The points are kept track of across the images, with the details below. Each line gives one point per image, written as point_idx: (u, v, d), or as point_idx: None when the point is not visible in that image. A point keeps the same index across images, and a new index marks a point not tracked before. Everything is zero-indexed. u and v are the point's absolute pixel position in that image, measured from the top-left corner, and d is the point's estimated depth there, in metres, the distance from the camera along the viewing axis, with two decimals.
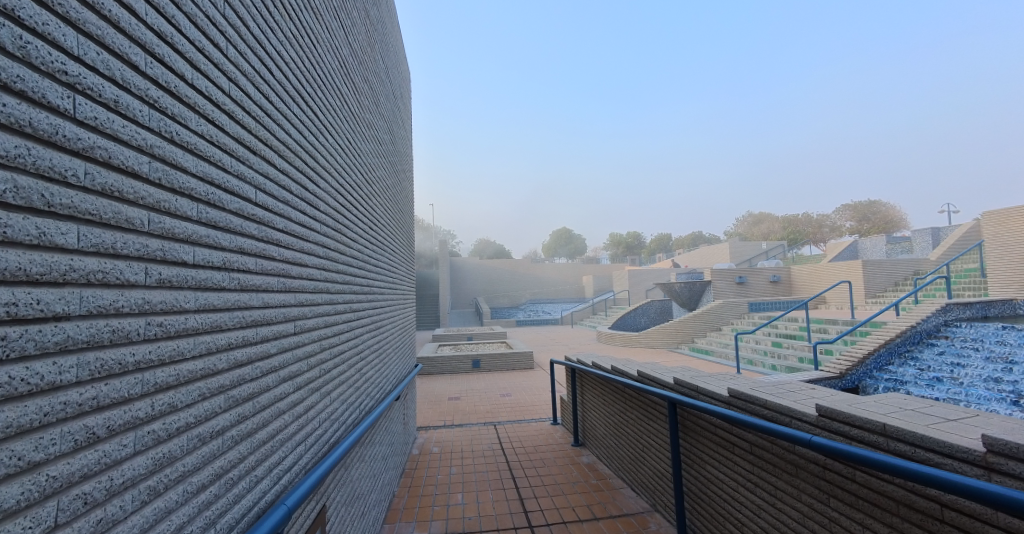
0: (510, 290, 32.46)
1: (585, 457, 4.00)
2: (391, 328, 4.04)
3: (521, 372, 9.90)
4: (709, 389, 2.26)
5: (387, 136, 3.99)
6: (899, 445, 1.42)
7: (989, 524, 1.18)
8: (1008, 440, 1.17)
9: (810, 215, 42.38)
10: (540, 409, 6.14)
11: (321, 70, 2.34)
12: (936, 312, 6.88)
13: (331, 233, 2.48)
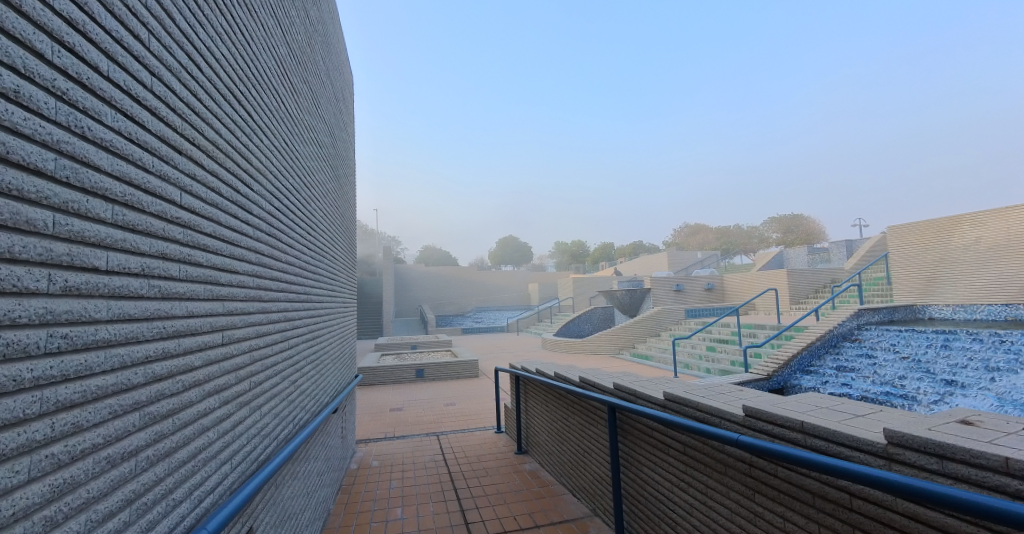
0: (457, 298, 32.24)
1: (528, 464, 4.00)
2: (330, 339, 3.87)
3: (465, 380, 9.81)
4: (646, 393, 2.33)
5: (328, 141, 3.90)
6: (815, 441, 1.52)
7: (891, 510, 1.29)
8: (907, 433, 1.29)
9: (744, 228, 45.37)
10: (484, 417, 6.11)
11: (256, 69, 2.24)
12: (849, 316, 7.51)
13: (265, 238, 2.36)
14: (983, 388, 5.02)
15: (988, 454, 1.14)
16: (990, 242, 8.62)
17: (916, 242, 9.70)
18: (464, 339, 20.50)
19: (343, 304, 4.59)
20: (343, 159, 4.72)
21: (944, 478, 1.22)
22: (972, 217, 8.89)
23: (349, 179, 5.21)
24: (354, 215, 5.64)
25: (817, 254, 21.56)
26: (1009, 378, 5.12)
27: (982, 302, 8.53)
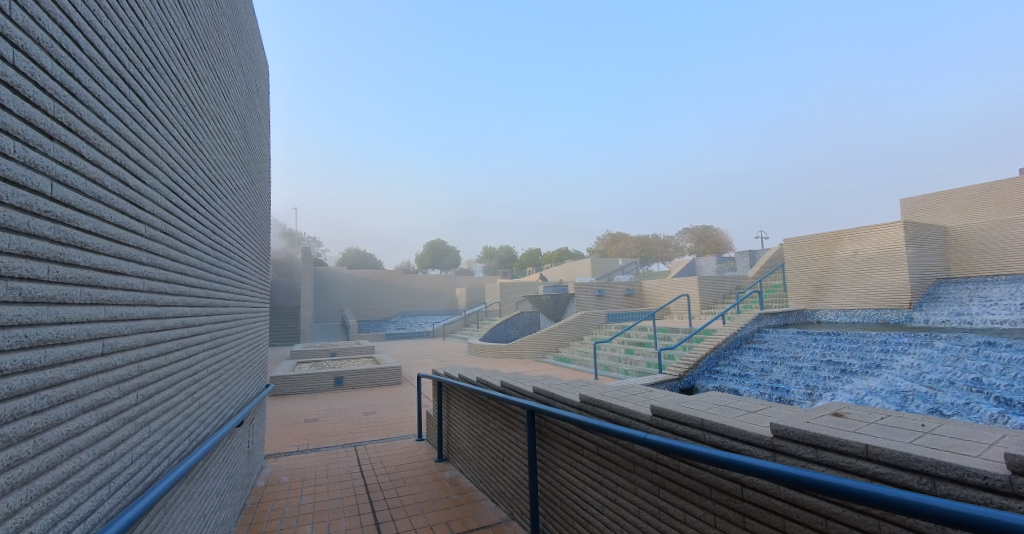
0: (382, 303, 31.33)
1: (449, 472, 3.98)
2: (238, 346, 3.58)
3: (387, 388, 9.57)
4: (563, 396, 2.38)
5: (238, 134, 3.63)
6: (713, 437, 1.66)
7: (775, 496, 1.43)
8: (790, 427, 1.46)
9: (663, 238, 48.54)
10: (405, 425, 6.00)
11: (151, 49, 2.02)
12: (751, 320, 8.25)
13: (159, 236, 2.13)
14: (858, 383, 5.72)
15: (854, 442, 1.35)
16: (865, 255, 9.84)
17: (806, 252, 10.82)
18: (389, 344, 19.96)
19: (254, 308, 4.29)
20: (256, 155, 4.43)
21: (819, 465, 1.41)
22: (850, 231, 10.09)
23: (263, 176, 4.90)
24: (269, 213, 5.30)
25: (725, 262, 23.27)
26: (877, 373, 5.88)
27: (858, 307, 9.72)
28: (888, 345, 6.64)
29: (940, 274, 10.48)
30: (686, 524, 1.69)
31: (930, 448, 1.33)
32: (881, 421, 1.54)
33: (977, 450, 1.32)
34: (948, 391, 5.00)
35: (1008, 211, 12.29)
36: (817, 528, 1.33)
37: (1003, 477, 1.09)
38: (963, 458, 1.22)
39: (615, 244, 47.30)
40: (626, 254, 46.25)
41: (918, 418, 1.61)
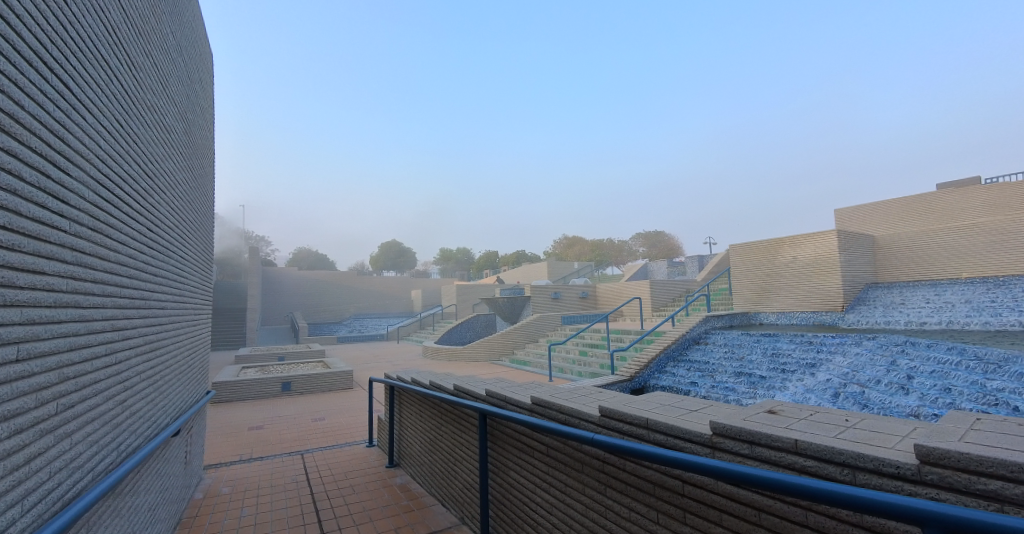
0: (334, 303, 30.64)
1: (399, 478, 3.93)
2: (177, 351, 3.39)
3: (337, 393, 9.32)
4: (514, 398, 2.41)
5: (178, 125, 3.42)
6: (657, 435, 1.74)
7: (712, 491, 1.50)
8: (728, 425, 1.59)
9: (617, 243, 49.82)
10: (355, 430, 5.87)
11: (79, 34, 1.88)
12: (699, 322, 8.60)
13: (86, 234, 1.99)
14: (797, 382, 6.05)
15: (785, 438, 1.49)
16: (803, 260, 10.44)
17: (750, 257, 11.35)
18: (340, 348, 19.37)
19: (195, 309, 4.07)
20: (198, 148, 4.20)
21: (754, 460, 1.54)
22: (790, 238, 10.67)
23: (206, 170, 4.66)
24: (212, 209, 5.05)
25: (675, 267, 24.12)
26: (814, 372, 6.24)
27: (797, 310, 10.33)
28: (823, 345, 7.08)
29: (868, 279, 11.29)
30: (630, 522, 1.74)
31: (851, 441, 1.47)
32: (810, 417, 1.67)
33: (890, 442, 1.46)
34: (874, 388, 5.35)
35: (926, 222, 13.44)
36: (750, 521, 1.41)
37: (913, 466, 1.28)
38: (879, 451, 1.39)
39: (571, 247, 47.87)
40: (583, 257, 46.98)
41: (843, 414, 1.74)
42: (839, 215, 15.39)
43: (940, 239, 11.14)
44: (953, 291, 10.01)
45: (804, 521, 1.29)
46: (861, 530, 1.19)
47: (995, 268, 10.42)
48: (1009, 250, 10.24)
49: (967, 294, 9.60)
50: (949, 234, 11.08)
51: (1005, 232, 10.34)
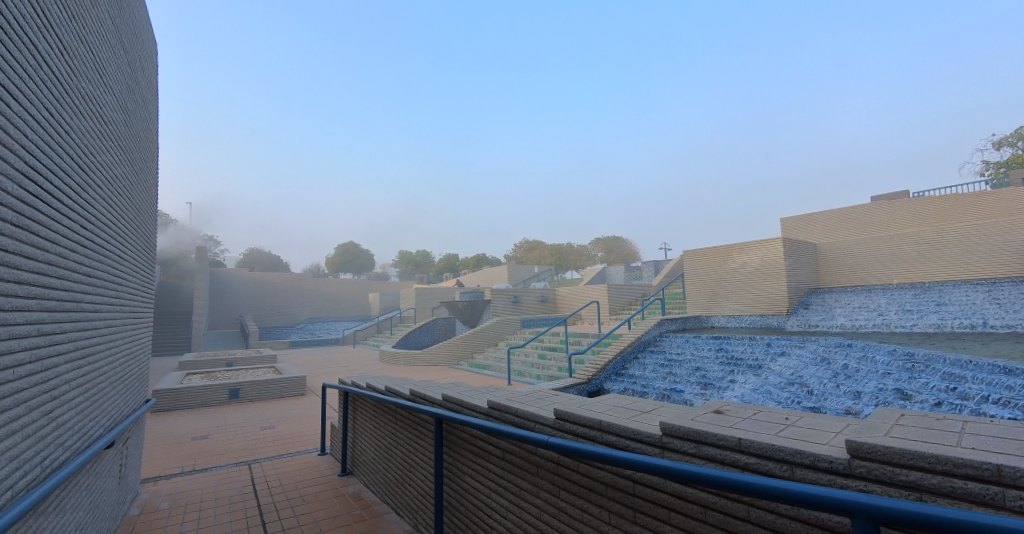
0: (289, 307, 29.48)
1: (351, 486, 3.84)
2: (112, 357, 3.17)
3: (287, 400, 9.00)
4: (471, 403, 2.41)
5: (117, 117, 3.21)
6: (609, 436, 1.80)
7: (662, 491, 1.55)
8: (677, 424, 1.66)
9: (576, 247, 50.62)
10: (307, 438, 5.71)
11: (8, 15, 1.75)
12: (654, 325, 8.89)
13: (12, 232, 1.84)
14: (745, 382, 6.33)
15: (729, 436, 1.57)
16: (751, 266, 10.96)
17: (702, 263, 11.81)
18: (293, 353, 18.73)
19: (134, 312, 3.83)
20: (140, 141, 3.97)
21: (700, 458, 1.62)
22: (739, 245, 11.17)
23: (148, 164, 4.40)
24: (154, 205, 4.77)
25: (632, 272, 24.72)
26: (761, 372, 6.55)
27: (746, 314, 10.83)
28: (769, 346, 7.46)
29: (809, 284, 12.01)
30: (582, 523, 1.78)
31: (790, 437, 1.57)
32: (754, 416, 1.77)
33: (825, 438, 1.57)
34: (815, 387, 5.67)
35: (859, 231, 14.44)
36: (697, 518, 1.46)
37: (844, 461, 1.40)
38: (814, 447, 1.50)
39: (531, 252, 48.20)
40: (544, 261, 47.53)
41: (782, 413, 1.85)
42: (783, 224, 16.29)
43: (871, 248, 12.02)
44: (884, 295, 10.80)
45: (747, 516, 1.36)
46: (797, 522, 1.27)
47: (918, 276, 11.35)
48: (932, 257, 11.18)
49: (896, 299, 10.38)
50: (880, 243, 11.96)
51: (928, 243, 11.27)
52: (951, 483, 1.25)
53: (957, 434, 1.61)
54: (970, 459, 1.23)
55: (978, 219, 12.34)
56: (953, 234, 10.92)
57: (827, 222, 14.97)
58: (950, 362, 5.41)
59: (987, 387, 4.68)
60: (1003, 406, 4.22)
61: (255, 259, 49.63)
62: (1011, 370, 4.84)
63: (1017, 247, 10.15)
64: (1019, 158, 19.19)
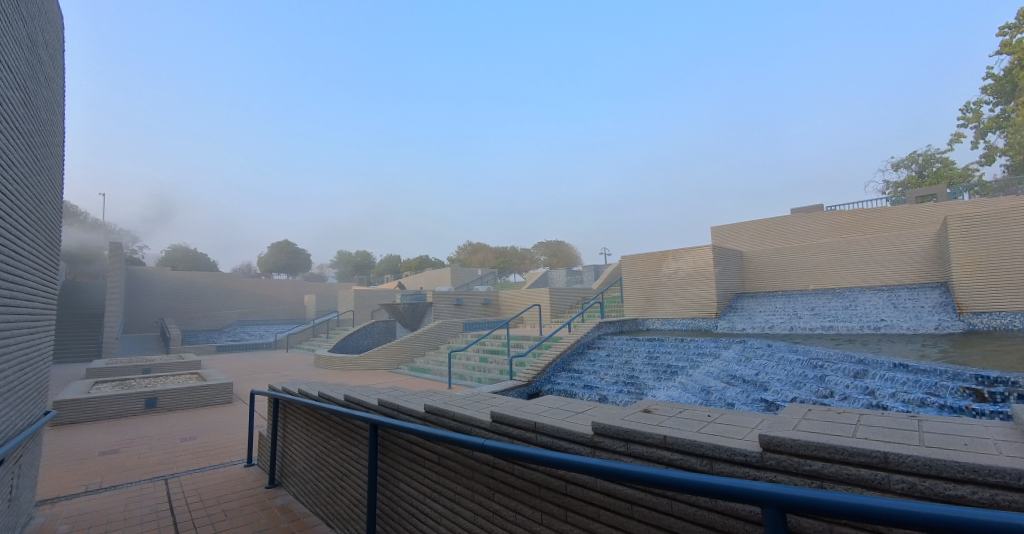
0: (211, 309, 27.50)
1: (280, 498, 3.69)
2: (5, 363, 2.86)
3: (211, 409, 8.50)
4: (407, 407, 2.40)
5: (14, 97, 2.89)
6: (543, 437, 1.86)
7: (592, 489, 1.62)
8: (607, 424, 1.74)
9: (520, 250, 50.69)
10: (232, 449, 5.44)
11: None
12: (592, 328, 9.22)
13: None
14: (676, 381, 6.69)
15: (655, 434, 1.67)
16: (683, 272, 11.54)
17: (639, 267, 12.31)
18: (220, 358, 17.64)
19: (34, 314, 3.48)
20: (43, 126, 3.62)
21: (628, 456, 1.70)
22: (674, 251, 11.73)
23: (53, 149, 4.02)
24: (57, 194, 4.34)
25: (573, 275, 24.39)
26: (691, 372, 6.95)
27: (678, 316, 11.47)
28: (700, 346, 7.93)
29: (736, 289, 12.85)
30: (515, 524, 1.82)
31: (710, 434, 1.68)
32: (680, 414, 1.89)
33: (741, 432, 1.70)
34: (738, 386, 6.07)
35: (780, 240, 15.59)
36: (624, 514, 1.53)
37: (756, 453, 1.53)
38: (731, 441, 1.62)
39: (476, 253, 47.88)
40: (488, 264, 47.36)
41: (703, 411, 1.98)
42: (713, 232, 17.32)
43: (790, 256, 13.04)
44: (800, 300, 11.76)
45: (669, 510, 1.45)
46: (715, 513, 1.36)
47: (830, 282, 12.45)
48: (842, 265, 12.29)
49: (811, 303, 11.34)
50: (799, 252, 12.97)
51: (839, 252, 12.37)
52: (846, 471, 1.40)
53: (853, 425, 1.79)
54: (861, 448, 1.39)
55: (878, 232, 13.72)
56: (859, 244, 12.08)
57: (751, 231, 16.05)
58: (856, 360, 5.94)
59: (885, 383, 5.19)
60: (899, 399, 4.67)
61: (177, 257, 45.64)
62: (904, 366, 5.39)
63: (910, 257, 11.40)
64: (913, 179, 21.33)
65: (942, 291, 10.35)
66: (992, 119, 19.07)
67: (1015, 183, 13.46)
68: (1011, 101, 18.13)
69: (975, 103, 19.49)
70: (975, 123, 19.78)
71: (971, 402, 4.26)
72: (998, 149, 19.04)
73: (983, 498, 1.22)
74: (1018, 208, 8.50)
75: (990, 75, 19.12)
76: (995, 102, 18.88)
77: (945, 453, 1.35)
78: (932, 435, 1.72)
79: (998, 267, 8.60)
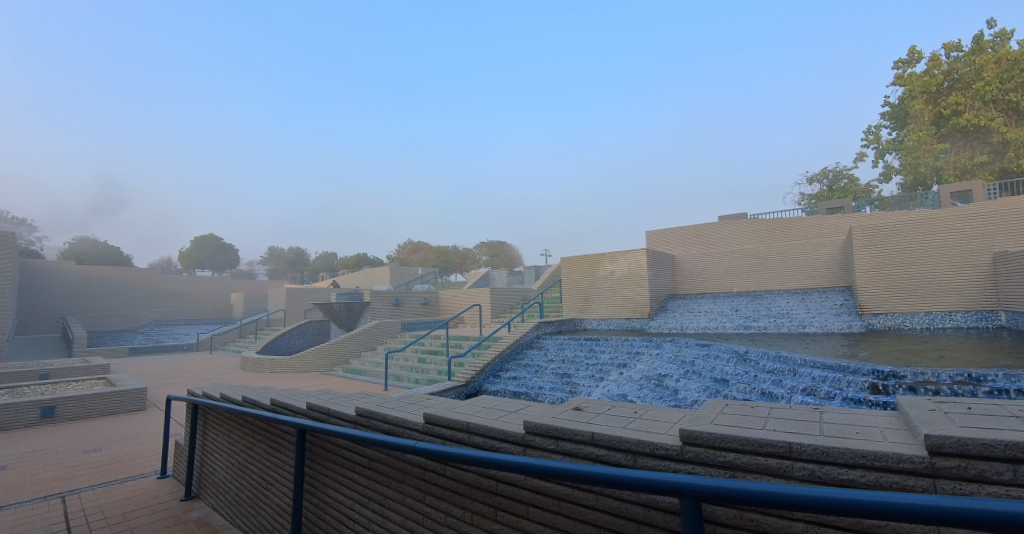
0: (122, 307, 25.40)
1: (197, 510, 3.51)
2: None
3: (119, 418, 7.88)
4: (338, 411, 2.37)
5: None
6: (476, 438, 1.91)
7: (521, 487, 1.68)
8: (538, 423, 1.81)
9: (461, 250, 50.03)
10: (141, 460, 5.11)
11: None
12: (531, 328, 9.44)
13: None
14: (609, 379, 6.99)
15: (584, 432, 1.75)
16: (619, 274, 12.01)
17: (578, 269, 12.67)
18: (132, 361, 16.30)
19: None
20: None
21: (558, 453, 1.77)
22: (610, 254, 12.16)
23: None
24: None
25: (514, 275, 24.57)
26: (624, 369, 7.28)
27: (614, 316, 11.93)
28: (633, 344, 8.33)
29: (668, 291, 13.54)
30: (446, 525, 1.84)
31: (636, 429, 1.78)
32: (609, 411, 1.99)
33: (663, 427, 1.81)
34: (667, 382, 6.44)
35: (706, 246, 16.57)
36: (553, 510, 1.60)
37: (677, 447, 1.64)
38: (653, 436, 1.73)
39: (415, 253, 47.35)
40: (428, 262, 46.75)
41: (632, 407, 2.10)
42: (647, 236, 18.07)
43: (717, 260, 13.90)
44: (724, 302, 12.58)
45: (595, 504, 1.52)
46: (638, 506, 1.44)
47: (752, 285, 13.41)
48: (763, 270, 13.29)
49: (735, 305, 12.17)
50: (724, 257, 13.85)
51: (759, 257, 13.36)
52: (755, 461, 1.54)
53: (764, 418, 1.96)
54: (770, 440, 1.54)
55: (793, 240, 14.87)
56: (778, 251, 13.09)
57: (682, 236, 16.92)
58: (773, 357, 6.42)
59: (797, 378, 5.67)
60: (809, 392, 5.13)
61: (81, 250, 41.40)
62: (814, 362, 5.91)
63: (821, 263, 12.49)
64: (824, 193, 23.28)
65: (848, 294, 11.40)
66: (889, 142, 21.11)
67: (906, 200, 14.82)
68: (903, 127, 20.19)
69: (875, 127, 21.48)
70: (875, 145, 21.80)
71: (868, 394, 4.77)
72: (892, 169, 21.17)
73: (869, 480, 1.39)
74: (908, 222, 9.69)
75: (886, 103, 21.19)
76: (891, 128, 20.90)
77: (841, 441, 1.51)
78: (832, 425, 1.92)
79: (891, 273, 9.77)
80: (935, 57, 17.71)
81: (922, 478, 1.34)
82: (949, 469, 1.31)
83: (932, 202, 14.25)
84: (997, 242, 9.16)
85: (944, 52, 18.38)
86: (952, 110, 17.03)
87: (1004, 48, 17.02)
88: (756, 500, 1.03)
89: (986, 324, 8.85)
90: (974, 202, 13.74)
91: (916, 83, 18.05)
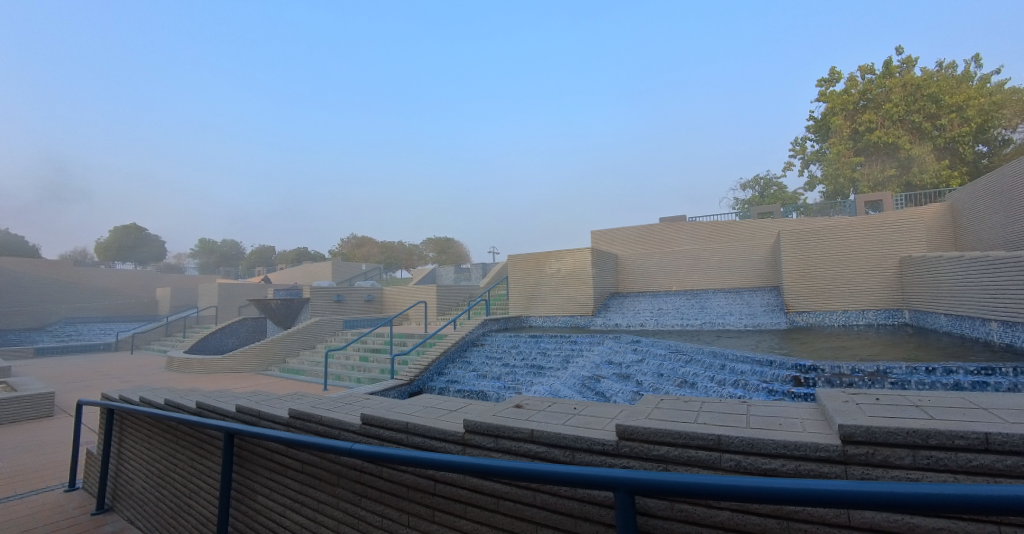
0: (26, 304, 23.09)
1: (111, 524, 3.31)
2: None
3: (22, 426, 7.22)
4: (270, 414, 2.31)
5: None
6: (415, 437, 1.92)
7: (460, 486, 1.70)
8: (479, 422, 1.85)
9: (407, 246, 49.24)
10: (43, 473, 4.73)
11: None
12: (477, 326, 9.52)
13: None
14: (553, 375, 7.18)
15: (524, 429, 1.79)
16: (563, 272, 12.26)
17: (524, 267, 12.79)
18: (38, 363, 14.88)
19: None
20: None
21: (497, 451, 1.81)
22: (556, 252, 12.39)
23: None
24: None
25: (461, 273, 24.49)
26: (568, 366, 7.50)
27: (560, 313, 12.15)
28: (576, 340, 8.60)
29: (611, 289, 13.95)
30: (381, 525, 1.85)
31: (575, 426, 1.84)
32: (549, 408, 2.05)
33: (602, 423, 1.89)
34: (607, 379, 6.69)
35: (648, 246, 17.20)
36: (490, 507, 1.64)
37: (614, 442, 1.71)
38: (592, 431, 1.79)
39: (361, 247, 46.03)
40: (373, 258, 45.72)
41: (572, 404, 2.17)
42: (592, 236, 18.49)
43: (657, 260, 14.46)
44: (664, 300, 13.15)
45: (532, 500, 1.57)
46: (574, 501, 1.50)
47: (691, 284, 14.07)
48: (700, 269, 13.98)
49: (675, 302, 12.73)
50: (665, 257, 14.43)
51: (697, 258, 14.03)
52: (687, 453, 1.63)
53: (696, 412, 2.08)
54: (700, 433, 1.63)
55: (728, 242, 15.69)
56: (713, 252, 13.81)
57: (625, 236, 17.43)
58: (708, 352, 6.81)
59: (728, 372, 6.06)
60: (740, 385, 5.49)
61: None
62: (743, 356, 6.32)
63: (753, 263, 13.29)
64: (756, 198, 24.69)
65: (776, 294, 12.17)
66: (813, 153, 22.62)
67: (827, 208, 15.96)
68: (825, 140, 21.64)
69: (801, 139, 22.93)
70: (801, 155, 23.26)
71: (791, 387, 5.19)
72: (816, 179, 22.72)
73: (789, 469, 1.51)
74: (828, 227, 10.50)
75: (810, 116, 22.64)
76: (815, 140, 22.34)
77: (765, 433, 1.63)
78: (757, 417, 2.07)
79: (812, 275, 10.56)
80: (851, 77, 19.15)
81: (836, 465, 1.47)
82: (858, 455, 1.45)
83: (849, 209, 15.42)
84: (903, 247, 10.10)
85: (860, 74, 19.81)
86: (866, 127, 18.46)
87: (910, 73, 18.61)
88: (685, 491, 1.08)
89: (893, 321, 9.86)
90: (883, 212, 14.98)
91: (837, 100, 19.42)
